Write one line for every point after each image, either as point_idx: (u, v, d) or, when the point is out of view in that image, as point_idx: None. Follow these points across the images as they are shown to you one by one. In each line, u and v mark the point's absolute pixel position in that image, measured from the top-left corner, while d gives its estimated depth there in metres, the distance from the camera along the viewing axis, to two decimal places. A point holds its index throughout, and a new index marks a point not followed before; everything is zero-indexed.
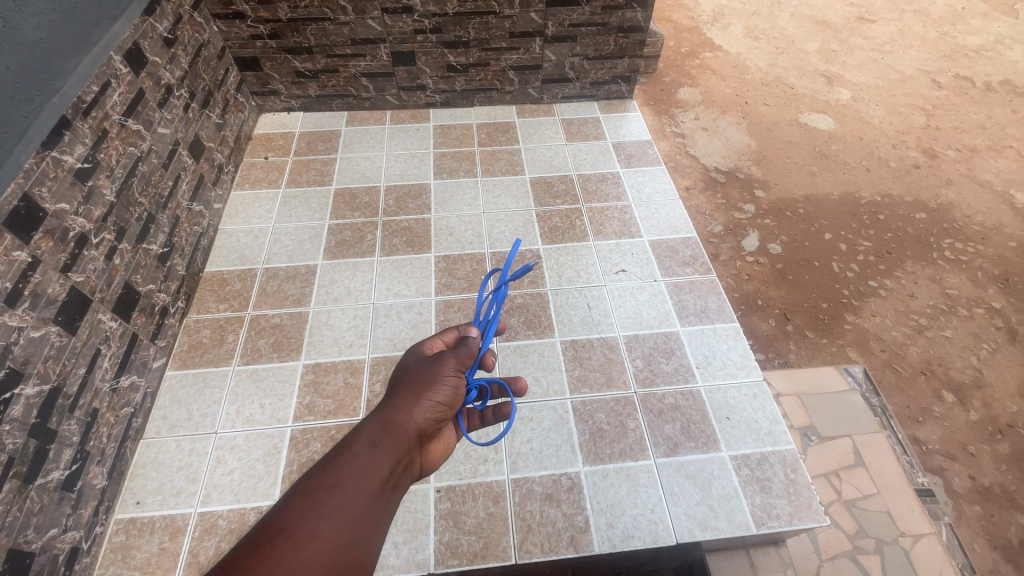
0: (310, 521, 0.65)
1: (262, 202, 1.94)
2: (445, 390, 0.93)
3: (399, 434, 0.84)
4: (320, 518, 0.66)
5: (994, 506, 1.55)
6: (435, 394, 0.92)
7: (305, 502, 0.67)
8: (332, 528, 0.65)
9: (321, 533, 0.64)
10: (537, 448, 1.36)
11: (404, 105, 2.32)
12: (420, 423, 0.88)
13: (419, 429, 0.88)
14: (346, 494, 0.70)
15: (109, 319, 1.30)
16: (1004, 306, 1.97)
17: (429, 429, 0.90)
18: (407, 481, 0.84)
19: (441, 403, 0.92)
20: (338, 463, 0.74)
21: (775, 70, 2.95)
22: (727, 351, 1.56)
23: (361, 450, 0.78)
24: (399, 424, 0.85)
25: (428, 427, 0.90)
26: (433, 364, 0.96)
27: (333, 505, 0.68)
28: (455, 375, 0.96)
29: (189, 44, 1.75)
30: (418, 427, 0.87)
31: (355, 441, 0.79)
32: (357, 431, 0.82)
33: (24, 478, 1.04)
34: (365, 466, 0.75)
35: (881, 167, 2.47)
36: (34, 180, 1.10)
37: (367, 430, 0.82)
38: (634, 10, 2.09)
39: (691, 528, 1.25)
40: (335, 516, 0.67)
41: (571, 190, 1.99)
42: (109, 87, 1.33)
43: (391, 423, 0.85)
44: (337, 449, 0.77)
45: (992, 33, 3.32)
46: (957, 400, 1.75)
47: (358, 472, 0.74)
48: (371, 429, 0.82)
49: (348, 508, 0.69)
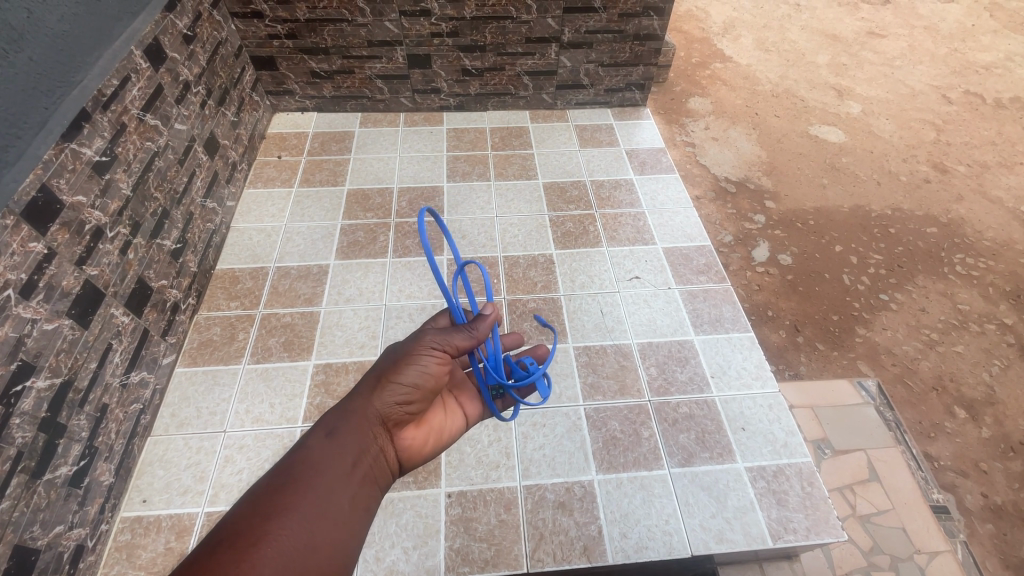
0: (260, 526, 0.64)
1: (275, 201, 1.93)
2: (418, 371, 0.89)
3: (362, 422, 0.83)
4: (277, 522, 0.65)
5: (1007, 525, 1.52)
6: (405, 375, 0.88)
7: (261, 503, 0.67)
8: (287, 530, 0.65)
9: (273, 537, 0.64)
10: (550, 455, 1.34)
11: (418, 108, 2.32)
12: (385, 409, 0.86)
13: (386, 415, 0.86)
14: (303, 493, 0.70)
15: (121, 314, 1.29)
16: (1016, 322, 1.96)
17: (401, 414, 0.88)
18: (380, 471, 0.83)
19: (412, 386, 0.89)
20: (294, 461, 0.74)
21: (785, 82, 2.95)
22: (742, 361, 1.55)
23: (319, 443, 0.78)
24: (360, 412, 0.83)
25: (397, 412, 0.87)
26: (409, 345, 0.93)
27: (286, 507, 0.67)
28: (433, 355, 0.92)
29: (206, 41, 1.75)
30: (383, 412, 0.86)
31: (313, 435, 0.79)
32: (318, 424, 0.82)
33: (32, 473, 1.02)
34: (321, 462, 0.74)
35: (892, 180, 2.46)
36: (53, 171, 1.08)
37: (326, 422, 0.82)
38: (651, 18, 2.10)
39: (706, 540, 1.23)
40: (287, 517, 0.66)
41: (584, 197, 1.98)
42: (128, 81, 1.32)
43: (353, 411, 0.83)
44: (296, 444, 0.77)
45: (1002, 50, 3.32)
46: (968, 416, 1.72)
47: (313, 468, 0.73)
48: (331, 420, 0.82)
49: (302, 507, 0.68)
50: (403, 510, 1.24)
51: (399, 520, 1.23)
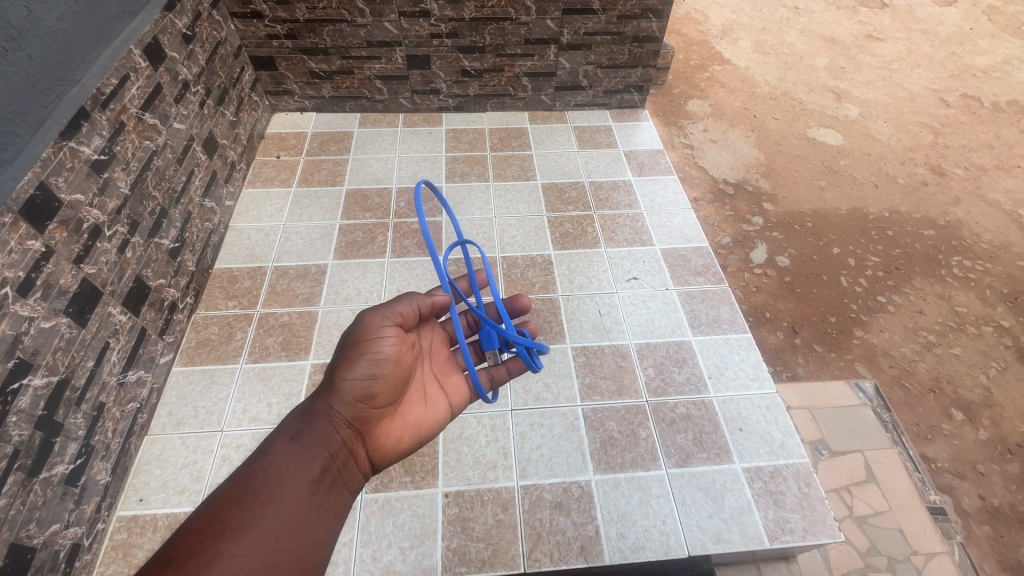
0: (214, 542, 0.69)
1: (274, 200, 1.93)
2: (376, 364, 0.94)
3: (322, 424, 0.90)
4: (232, 538, 0.70)
5: (1004, 527, 1.52)
6: (363, 368, 0.93)
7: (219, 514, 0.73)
8: (242, 545, 0.70)
9: (228, 553, 0.69)
10: (547, 455, 1.34)
11: (417, 109, 2.33)
12: (347, 406, 0.91)
13: (345, 414, 0.92)
14: (260, 506, 0.75)
15: (119, 313, 1.29)
16: (1013, 325, 1.96)
17: (362, 409, 0.93)
18: (340, 469, 0.89)
19: (372, 378, 0.93)
20: (252, 471, 0.80)
21: (784, 85, 2.96)
22: (739, 362, 1.55)
23: (279, 451, 0.84)
24: (322, 415, 0.90)
25: (358, 408, 0.93)
26: (367, 330, 0.98)
27: (242, 521, 0.72)
28: (390, 344, 0.97)
29: (206, 41, 1.75)
30: (343, 411, 0.91)
31: (274, 442, 0.86)
32: (282, 429, 0.89)
33: (29, 471, 1.02)
34: (277, 472, 0.81)
35: (889, 183, 2.46)
36: (51, 169, 1.08)
37: (290, 427, 0.89)
38: (649, 20, 2.10)
39: (703, 540, 1.23)
40: (240, 530, 0.71)
41: (583, 198, 1.98)
42: (128, 80, 1.33)
43: (314, 413, 0.90)
44: (256, 454, 0.84)
45: (1000, 54, 3.34)
46: (966, 418, 1.73)
47: (269, 476, 0.80)
48: (293, 424, 0.89)
49: (254, 520, 0.73)
50: (400, 510, 1.24)
51: (396, 520, 1.23)
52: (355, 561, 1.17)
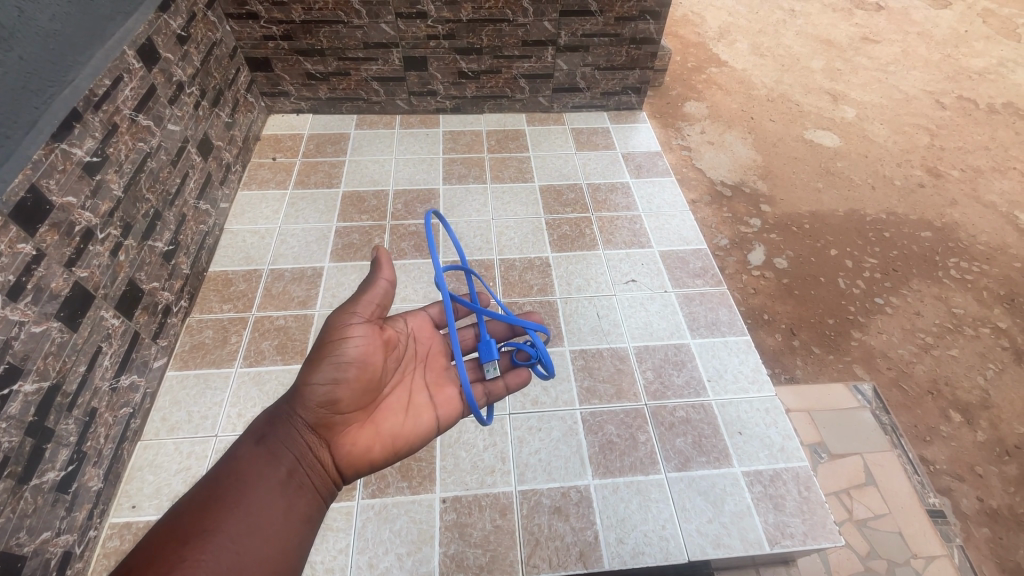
0: (177, 550, 0.70)
1: (269, 203, 1.92)
2: (337, 365, 0.92)
3: (288, 428, 0.89)
4: (195, 546, 0.71)
5: (1002, 529, 1.52)
6: (324, 372, 0.91)
7: (183, 522, 0.74)
8: (204, 552, 0.71)
9: (191, 560, 0.69)
10: (546, 460, 1.33)
11: (414, 110, 2.32)
12: (311, 411, 0.90)
13: (308, 417, 0.91)
14: (222, 513, 0.76)
15: (112, 317, 1.27)
16: (1010, 326, 1.96)
17: (327, 413, 0.92)
18: (309, 473, 0.89)
19: (334, 381, 0.91)
20: (217, 478, 0.81)
21: (781, 87, 2.97)
22: (739, 364, 1.54)
23: (245, 456, 0.86)
24: (287, 419, 0.90)
25: (323, 412, 0.91)
26: (332, 330, 0.96)
27: (203, 528, 0.73)
28: (353, 342, 0.94)
29: (201, 42, 1.74)
30: (305, 415, 0.90)
31: (241, 446, 0.87)
32: (250, 431, 0.90)
33: (19, 478, 1.00)
34: (242, 477, 0.82)
35: (886, 185, 2.47)
36: (42, 172, 1.07)
37: (256, 430, 0.90)
38: (647, 22, 2.10)
39: (703, 545, 1.22)
40: (202, 538, 0.72)
41: (580, 200, 1.98)
42: (120, 82, 1.31)
43: (279, 416, 0.90)
44: (223, 459, 0.85)
45: (996, 56, 3.35)
46: (964, 420, 1.72)
47: (232, 483, 0.81)
48: (260, 427, 0.90)
49: (217, 527, 0.74)
50: (396, 515, 1.23)
51: (393, 526, 1.22)
52: (352, 568, 1.16)
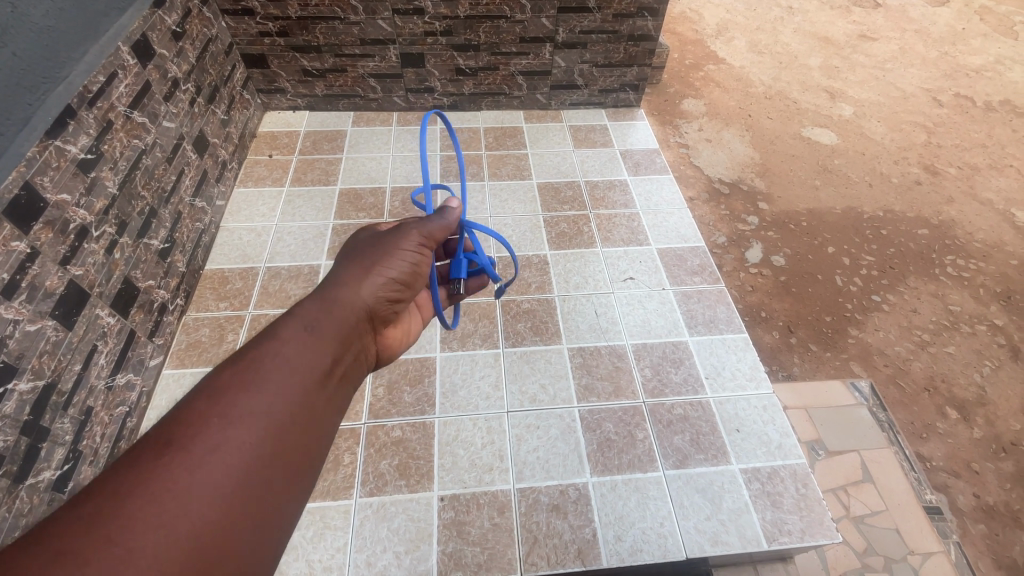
0: (218, 429, 0.55)
1: (265, 200, 1.91)
2: (403, 268, 0.87)
3: (342, 318, 0.76)
4: (239, 429, 0.56)
5: (998, 525, 1.53)
6: (392, 271, 0.85)
7: (221, 398, 0.57)
8: (253, 436, 0.56)
9: (232, 447, 0.55)
10: (544, 458, 1.33)
11: (411, 107, 2.31)
12: (370, 304, 0.81)
13: (366, 309, 0.81)
14: (270, 394, 0.60)
15: (107, 315, 1.27)
16: (1006, 323, 1.97)
17: (382, 308, 0.84)
18: (356, 361, 0.78)
19: (396, 281, 0.86)
20: (261, 354, 0.63)
21: (778, 84, 2.96)
22: (736, 362, 1.54)
23: (293, 336, 0.68)
24: (344, 306, 0.77)
25: (379, 305, 0.83)
26: (398, 236, 0.89)
27: (251, 407, 0.57)
28: (418, 252, 0.90)
29: (196, 38, 1.72)
30: (364, 306, 0.80)
31: (285, 325, 0.68)
32: (293, 312, 0.72)
33: (15, 478, 1.00)
34: (291, 358, 0.65)
35: (884, 182, 2.47)
36: (36, 169, 1.05)
37: (305, 312, 0.73)
38: (645, 19, 2.09)
39: (700, 542, 1.22)
40: (249, 418, 0.57)
41: (578, 197, 1.97)
42: (115, 78, 1.29)
43: (334, 302, 0.77)
44: (260, 335, 0.66)
45: (993, 54, 3.36)
46: (960, 417, 1.73)
47: (281, 363, 0.63)
48: (311, 310, 0.73)
49: (270, 405, 0.59)
50: (394, 514, 1.23)
51: (391, 524, 1.22)
52: (350, 566, 1.16)
